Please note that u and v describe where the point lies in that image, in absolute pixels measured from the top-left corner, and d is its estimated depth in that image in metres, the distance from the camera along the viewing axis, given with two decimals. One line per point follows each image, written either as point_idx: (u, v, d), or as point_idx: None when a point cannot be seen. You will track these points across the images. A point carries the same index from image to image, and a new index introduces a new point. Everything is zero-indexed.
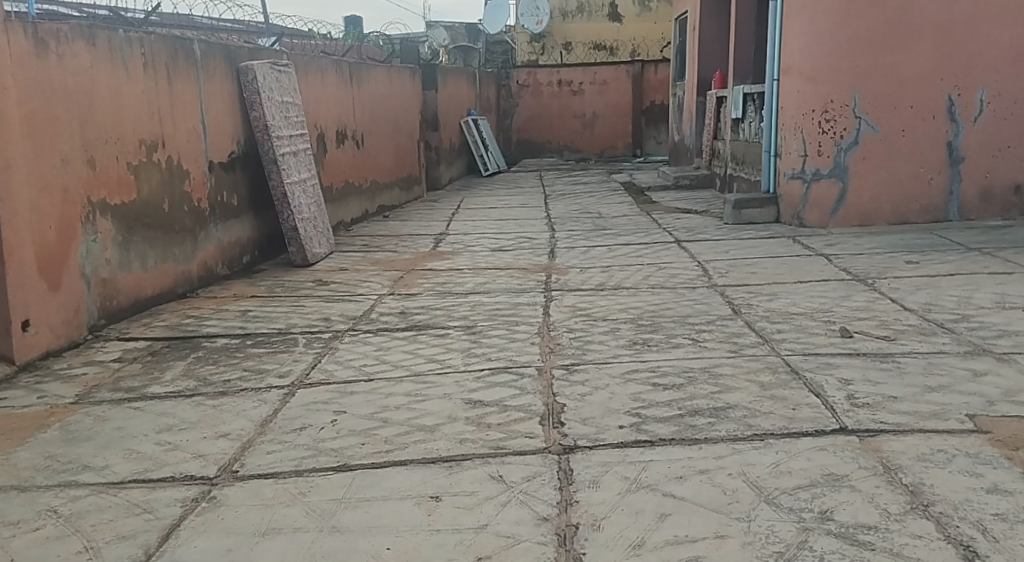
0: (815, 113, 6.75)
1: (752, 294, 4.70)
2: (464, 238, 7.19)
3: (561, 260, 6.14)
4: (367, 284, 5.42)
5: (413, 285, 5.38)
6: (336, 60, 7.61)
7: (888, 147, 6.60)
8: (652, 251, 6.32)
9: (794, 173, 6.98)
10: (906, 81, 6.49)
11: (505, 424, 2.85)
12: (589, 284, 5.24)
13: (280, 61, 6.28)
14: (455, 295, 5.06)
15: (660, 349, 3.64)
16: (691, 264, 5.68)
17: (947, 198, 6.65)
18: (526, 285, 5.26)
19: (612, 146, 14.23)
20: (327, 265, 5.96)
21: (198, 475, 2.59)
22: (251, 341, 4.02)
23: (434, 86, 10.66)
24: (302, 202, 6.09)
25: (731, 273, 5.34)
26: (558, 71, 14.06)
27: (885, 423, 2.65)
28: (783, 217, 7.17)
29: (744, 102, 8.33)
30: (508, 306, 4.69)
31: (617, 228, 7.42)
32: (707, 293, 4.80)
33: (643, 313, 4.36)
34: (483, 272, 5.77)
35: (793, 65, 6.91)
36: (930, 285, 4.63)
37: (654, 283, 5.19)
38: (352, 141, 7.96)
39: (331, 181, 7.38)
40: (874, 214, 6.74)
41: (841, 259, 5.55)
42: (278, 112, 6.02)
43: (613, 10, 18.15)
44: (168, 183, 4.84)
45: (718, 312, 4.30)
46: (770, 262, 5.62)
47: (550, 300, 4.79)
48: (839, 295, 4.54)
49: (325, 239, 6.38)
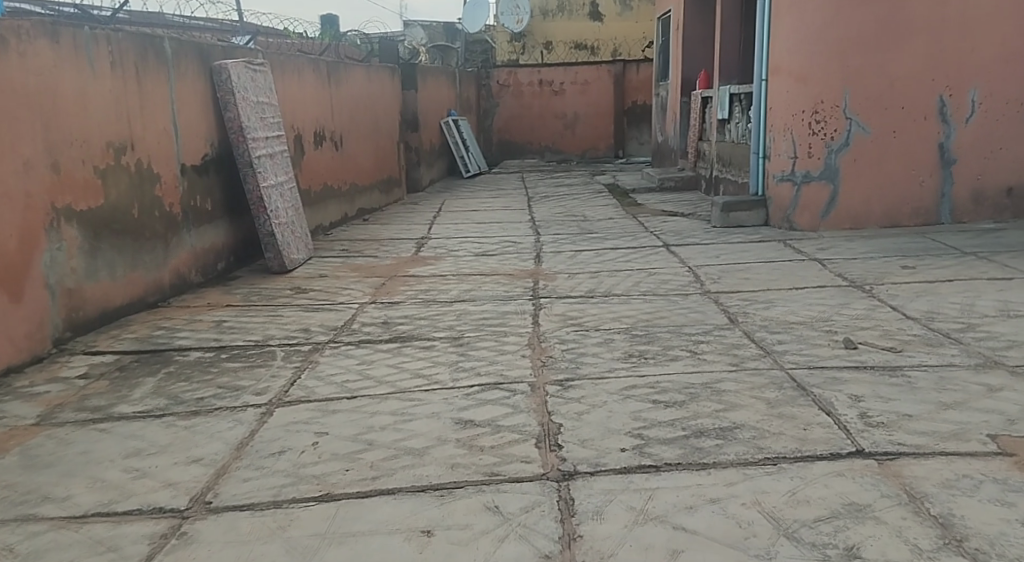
0: (805, 114, 6.62)
1: (748, 302, 4.56)
2: (447, 243, 7.01)
3: (548, 265, 5.98)
4: (347, 292, 5.23)
5: (396, 293, 5.20)
6: (313, 59, 7.40)
7: (880, 149, 6.48)
8: (640, 256, 6.17)
9: (784, 176, 6.85)
10: (898, 82, 6.37)
11: (498, 446, 2.68)
12: (579, 291, 5.08)
13: (255, 60, 6.07)
14: (440, 304, 4.88)
15: (658, 363, 3.49)
16: (682, 270, 5.54)
17: (938, 200, 6.54)
18: (514, 293, 5.09)
19: (593, 148, 14.11)
20: (305, 271, 5.77)
21: (167, 507, 2.40)
22: (225, 355, 3.81)
23: (414, 86, 10.48)
24: (279, 206, 5.89)
25: (724, 280, 5.19)
26: (539, 70, 13.89)
27: (904, 445, 2.50)
28: (771, 220, 7.04)
29: (730, 102, 8.19)
30: (495, 316, 4.52)
31: (603, 232, 7.27)
32: (700, 301, 4.65)
33: (636, 323, 4.21)
34: (468, 278, 5.60)
35: (782, 65, 6.78)
36: (930, 292, 4.51)
37: (646, 290, 5.04)
38: (330, 142, 7.75)
39: (309, 184, 7.17)
40: (866, 216, 6.62)
41: (835, 264, 5.42)
42: (254, 113, 5.80)
43: (593, 9, 18.02)
44: (138, 187, 4.62)
45: (714, 321, 4.15)
46: (763, 267, 5.48)
47: (539, 308, 4.63)
48: (838, 302, 4.40)
49: (304, 244, 6.18)
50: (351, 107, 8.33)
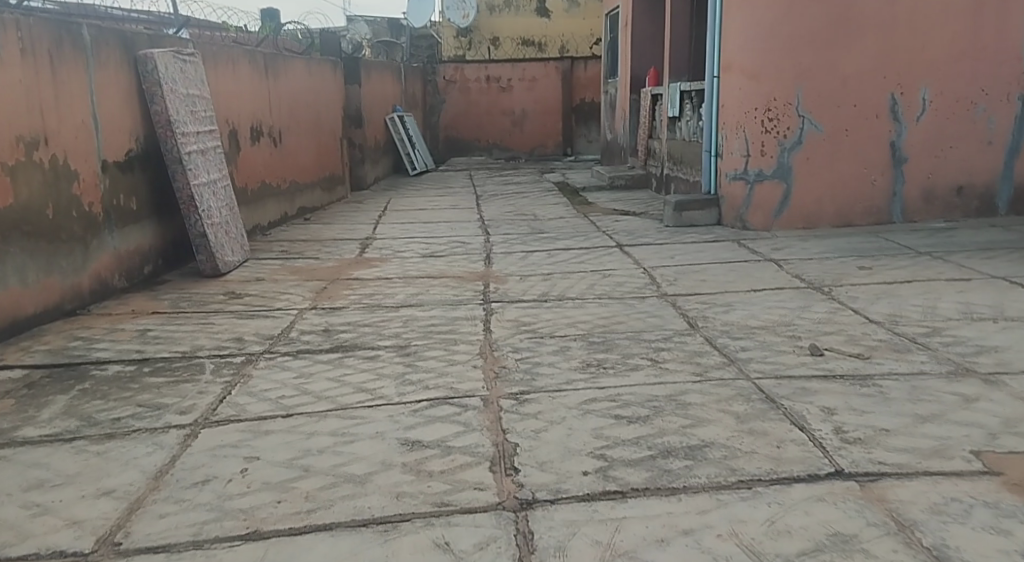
0: (758, 112, 6.48)
1: (706, 305, 4.40)
2: (392, 243, 6.75)
3: (498, 267, 5.76)
4: (286, 297, 4.95)
5: (337, 298, 4.93)
6: (250, 51, 7.08)
7: (832, 147, 6.38)
8: (593, 256, 5.99)
9: (736, 174, 6.69)
10: (850, 79, 6.27)
11: (448, 472, 2.45)
12: (531, 295, 4.87)
13: (184, 50, 5.75)
14: (385, 309, 4.62)
15: (618, 373, 3.29)
16: (637, 271, 5.38)
17: (890, 200, 6.46)
18: (464, 297, 4.86)
19: (542, 145, 13.93)
20: (241, 275, 5.48)
21: (69, 551, 2.17)
22: (148, 369, 3.60)
23: (357, 81, 10.18)
24: (212, 205, 5.59)
25: (681, 282, 5.03)
26: (486, 66, 13.65)
27: (886, 464, 2.31)
28: (724, 219, 6.88)
29: (680, 99, 8.06)
30: (444, 323, 4.29)
31: (555, 232, 7.09)
32: (657, 305, 4.48)
33: (592, 329, 4.02)
34: (413, 282, 5.34)
35: (734, 61, 6.61)
36: (891, 293, 4.36)
37: (601, 294, 4.86)
38: (269, 138, 7.44)
39: (245, 182, 6.86)
40: (819, 216, 6.51)
41: (792, 265, 5.28)
42: (183, 106, 5.50)
43: (540, 5, 17.85)
44: (52, 185, 4.38)
45: (674, 326, 3.98)
46: (719, 268, 5.34)
47: (490, 313, 4.42)
48: (798, 304, 4.25)
49: (239, 246, 5.88)
50: (290, 102, 8.01)
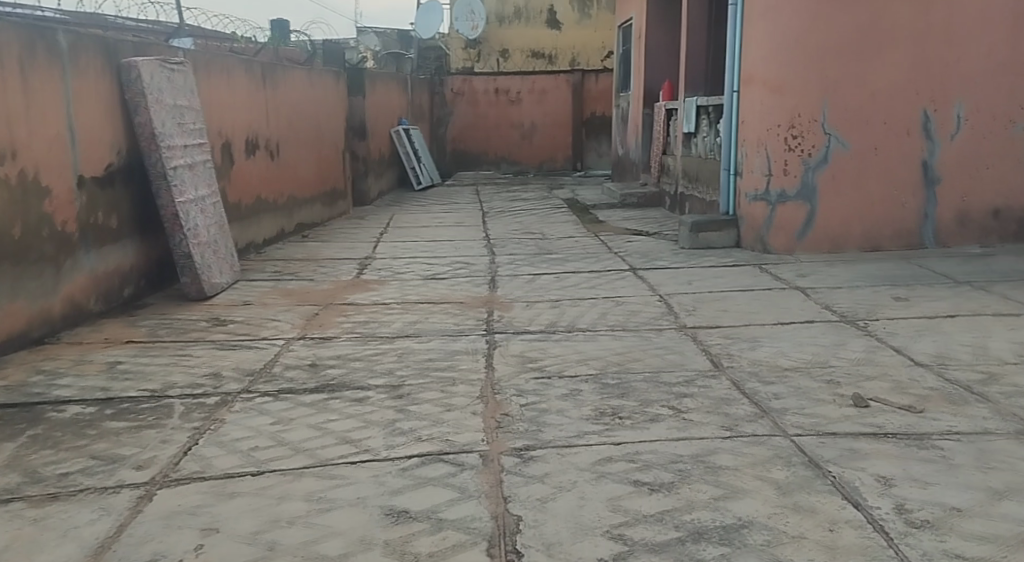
0: (781, 128, 6.09)
1: (730, 340, 4.01)
2: (392, 264, 6.38)
3: (503, 292, 5.38)
4: (273, 325, 4.58)
5: (329, 327, 4.56)
6: (247, 60, 6.73)
7: (860, 167, 5.98)
8: (605, 281, 5.62)
9: (757, 194, 6.30)
10: (880, 94, 5.88)
11: (438, 556, 2.13)
12: (538, 326, 4.50)
13: (173, 58, 5.41)
14: (379, 341, 4.25)
15: (635, 425, 2.90)
16: (653, 299, 5.00)
17: (922, 223, 6.06)
18: (465, 328, 4.48)
19: (551, 159, 13.58)
20: (227, 298, 5.13)
21: None
22: (110, 412, 3.22)
23: (361, 91, 9.84)
24: (200, 223, 5.24)
25: (700, 312, 4.65)
26: (495, 78, 13.33)
27: (965, 559, 2.01)
28: (744, 241, 6.49)
29: (697, 114, 7.69)
30: (443, 359, 3.91)
31: (564, 252, 6.72)
32: (676, 339, 4.10)
33: (606, 368, 3.64)
34: (412, 308, 4.97)
35: (756, 75, 6.24)
36: (934, 329, 3.97)
37: (614, 324, 4.48)
38: (265, 151, 7.08)
39: (239, 198, 6.51)
40: (845, 239, 6.09)
41: (820, 293, 4.89)
42: (170, 118, 5.16)
43: (551, 16, 17.53)
44: (21, 203, 4.03)
45: (696, 366, 3.59)
46: (741, 296, 4.96)
47: (493, 347, 4.06)
48: (831, 341, 3.86)
49: (228, 266, 5.53)
50: (289, 113, 7.67)
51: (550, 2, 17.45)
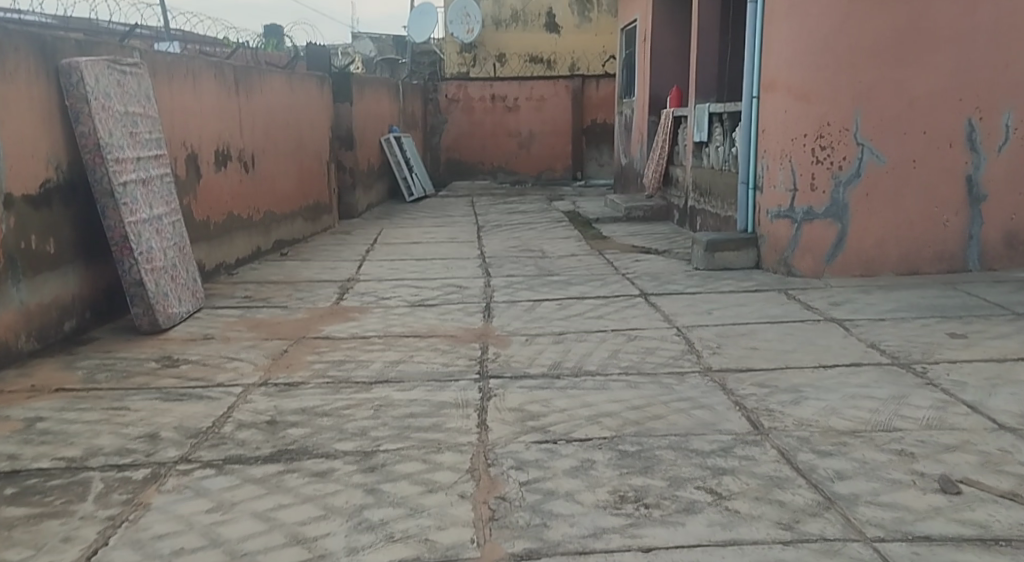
0: (808, 139, 5.49)
1: (766, 389, 3.40)
2: (377, 287, 5.77)
3: (500, 323, 4.76)
4: (233, 366, 3.97)
5: (298, 369, 3.94)
6: (218, 62, 6.13)
7: (897, 182, 5.38)
8: (613, 309, 5.00)
9: (781, 211, 5.70)
10: (919, 101, 5.28)
11: None
12: (540, 369, 3.88)
13: (126, 59, 4.82)
14: (354, 389, 3.63)
15: (666, 519, 2.30)
16: (670, 333, 4.39)
17: (966, 244, 5.45)
18: (456, 371, 3.86)
19: (550, 169, 12.97)
20: (186, 332, 4.53)
21: None
22: (13, 490, 2.63)
23: (348, 98, 9.22)
24: (154, 245, 4.64)
25: (726, 351, 4.03)
26: (491, 84, 12.74)
27: None
28: (765, 263, 5.89)
29: (709, 122, 7.11)
30: (427, 415, 3.28)
31: (566, 274, 6.11)
32: (702, 388, 3.49)
33: (623, 429, 3.02)
34: (395, 344, 4.35)
35: (779, 80, 5.64)
36: (1009, 378, 3.36)
37: (628, 367, 3.87)
38: (239, 163, 6.48)
39: (207, 214, 5.91)
40: (880, 262, 5.48)
41: (861, 327, 4.28)
42: (120, 126, 4.56)
43: (549, 20, 16.99)
44: None
45: (732, 427, 2.98)
46: (771, 329, 4.34)
47: (487, 398, 3.45)
48: (887, 393, 3.26)
49: (190, 293, 4.93)
50: (267, 121, 7.07)
51: (548, 5, 16.92)
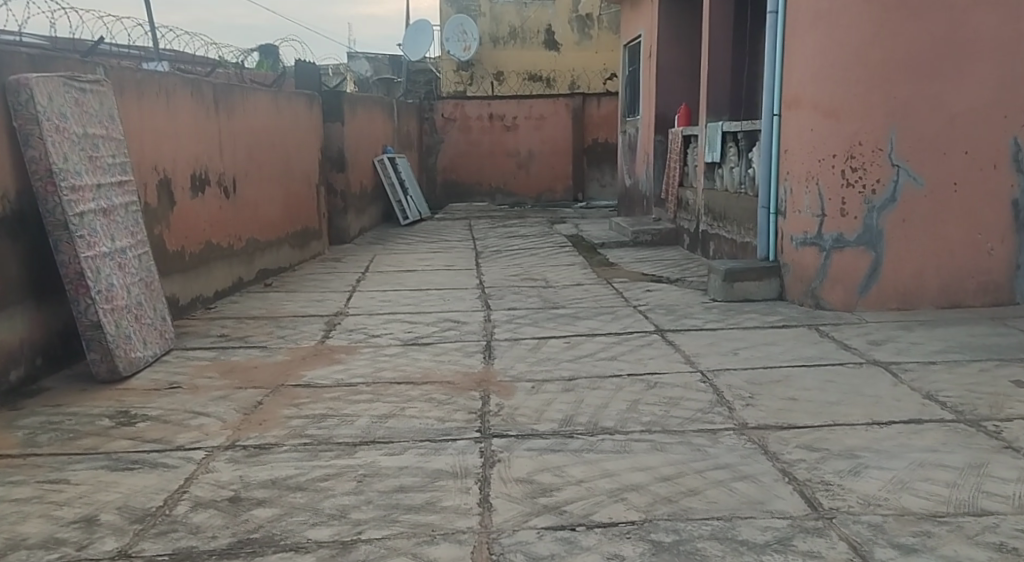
0: (837, 159, 5.02)
1: (817, 454, 2.92)
2: (367, 323, 5.27)
3: (503, 366, 4.27)
4: (198, 424, 3.47)
5: (272, 426, 3.43)
6: (196, 79, 5.66)
7: (936, 207, 4.90)
8: (627, 349, 4.50)
9: (807, 238, 5.23)
10: (961, 118, 4.81)
11: None
12: (550, 425, 3.36)
13: (86, 75, 4.35)
14: (337, 453, 3.13)
15: None
16: (694, 379, 3.89)
17: (1013, 274, 4.97)
18: (454, 429, 3.35)
19: (550, 191, 12.51)
20: (150, 380, 4.04)
21: None
22: None
23: (339, 117, 8.75)
24: (116, 282, 4.15)
25: (761, 403, 3.53)
26: (489, 103, 12.34)
27: None
28: (790, 294, 5.41)
29: (723, 142, 6.64)
30: (420, 488, 2.78)
31: (574, 306, 5.63)
32: (741, 451, 3.00)
33: (653, 510, 2.53)
34: (385, 394, 3.84)
35: (804, 96, 5.17)
36: None
37: (651, 422, 3.37)
38: (218, 187, 6.00)
39: (182, 244, 5.42)
40: (918, 294, 4.99)
41: (912, 372, 3.79)
42: (77, 150, 4.08)
43: (549, 37, 16.62)
44: None
45: (784, 508, 2.50)
46: (809, 375, 3.84)
47: (491, 464, 2.95)
48: (963, 459, 2.78)
49: (158, 334, 4.43)
50: (251, 142, 6.60)
51: (547, 22, 16.57)
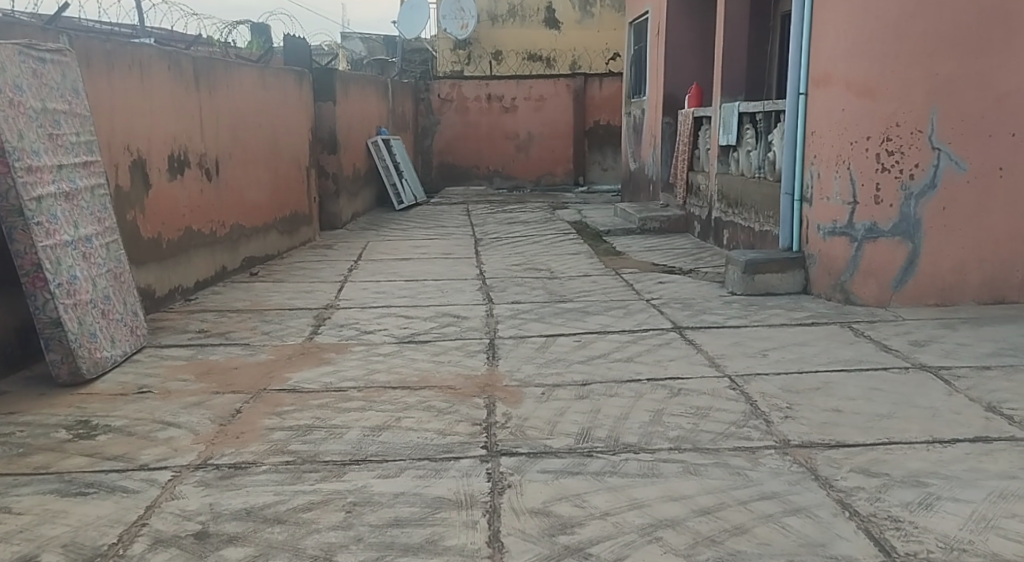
0: (872, 142, 4.61)
1: (875, 481, 2.53)
2: (359, 317, 4.86)
3: (508, 368, 3.87)
4: (166, 437, 3.06)
5: (251, 440, 3.03)
6: (173, 52, 5.23)
7: (979, 194, 4.50)
8: (645, 349, 4.10)
9: (836, 228, 4.83)
10: (1008, 97, 4.41)
11: None
12: (565, 441, 2.96)
13: (46, 44, 3.92)
14: (323, 473, 2.73)
15: None
16: (723, 386, 3.49)
17: None
18: (456, 445, 2.95)
19: (550, 174, 12.09)
20: (116, 384, 3.63)
21: None
22: None
23: (330, 97, 8.29)
24: (79, 274, 3.73)
25: (802, 415, 3.13)
26: (487, 83, 11.88)
27: None
28: (815, 288, 5.01)
29: (739, 123, 6.23)
30: (419, 522, 2.39)
31: (582, 299, 5.22)
32: (787, 475, 2.61)
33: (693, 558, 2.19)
34: (379, 400, 3.44)
35: (834, 73, 4.76)
36: None
37: (680, 438, 2.97)
38: (199, 169, 5.57)
39: (158, 231, 4.99)
40: (958, 289, 4.60)
41: (965, 379, 3.40)
42: (34, 126, 3.66)
43: (549, 15, 16.14)
44: None
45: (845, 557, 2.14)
46: (850, 381, 3.45)
47: (501, 489, 2.57)
48: None
49: (127, 330, 4.02)
50: (235, 120, 6.16)
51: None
